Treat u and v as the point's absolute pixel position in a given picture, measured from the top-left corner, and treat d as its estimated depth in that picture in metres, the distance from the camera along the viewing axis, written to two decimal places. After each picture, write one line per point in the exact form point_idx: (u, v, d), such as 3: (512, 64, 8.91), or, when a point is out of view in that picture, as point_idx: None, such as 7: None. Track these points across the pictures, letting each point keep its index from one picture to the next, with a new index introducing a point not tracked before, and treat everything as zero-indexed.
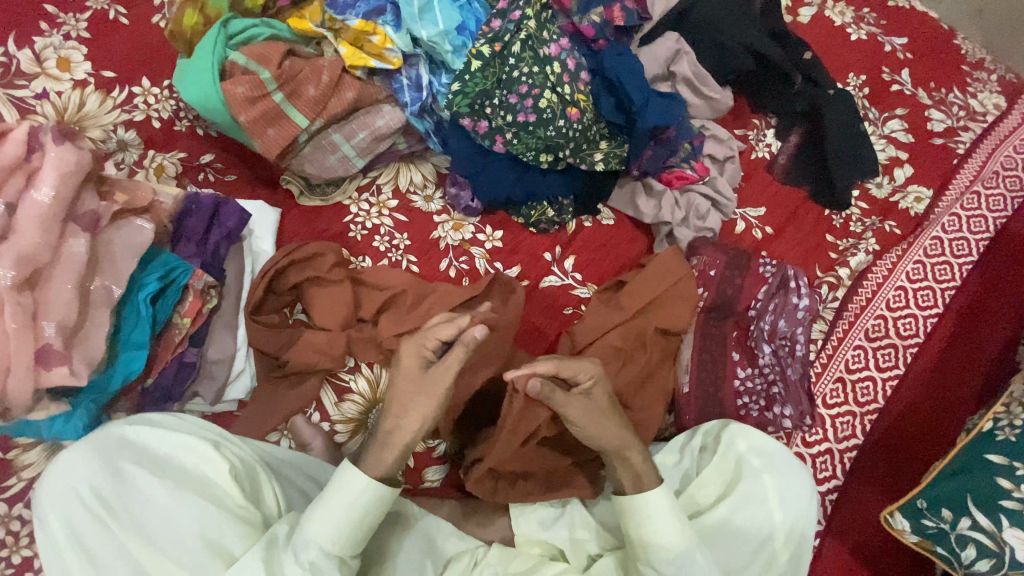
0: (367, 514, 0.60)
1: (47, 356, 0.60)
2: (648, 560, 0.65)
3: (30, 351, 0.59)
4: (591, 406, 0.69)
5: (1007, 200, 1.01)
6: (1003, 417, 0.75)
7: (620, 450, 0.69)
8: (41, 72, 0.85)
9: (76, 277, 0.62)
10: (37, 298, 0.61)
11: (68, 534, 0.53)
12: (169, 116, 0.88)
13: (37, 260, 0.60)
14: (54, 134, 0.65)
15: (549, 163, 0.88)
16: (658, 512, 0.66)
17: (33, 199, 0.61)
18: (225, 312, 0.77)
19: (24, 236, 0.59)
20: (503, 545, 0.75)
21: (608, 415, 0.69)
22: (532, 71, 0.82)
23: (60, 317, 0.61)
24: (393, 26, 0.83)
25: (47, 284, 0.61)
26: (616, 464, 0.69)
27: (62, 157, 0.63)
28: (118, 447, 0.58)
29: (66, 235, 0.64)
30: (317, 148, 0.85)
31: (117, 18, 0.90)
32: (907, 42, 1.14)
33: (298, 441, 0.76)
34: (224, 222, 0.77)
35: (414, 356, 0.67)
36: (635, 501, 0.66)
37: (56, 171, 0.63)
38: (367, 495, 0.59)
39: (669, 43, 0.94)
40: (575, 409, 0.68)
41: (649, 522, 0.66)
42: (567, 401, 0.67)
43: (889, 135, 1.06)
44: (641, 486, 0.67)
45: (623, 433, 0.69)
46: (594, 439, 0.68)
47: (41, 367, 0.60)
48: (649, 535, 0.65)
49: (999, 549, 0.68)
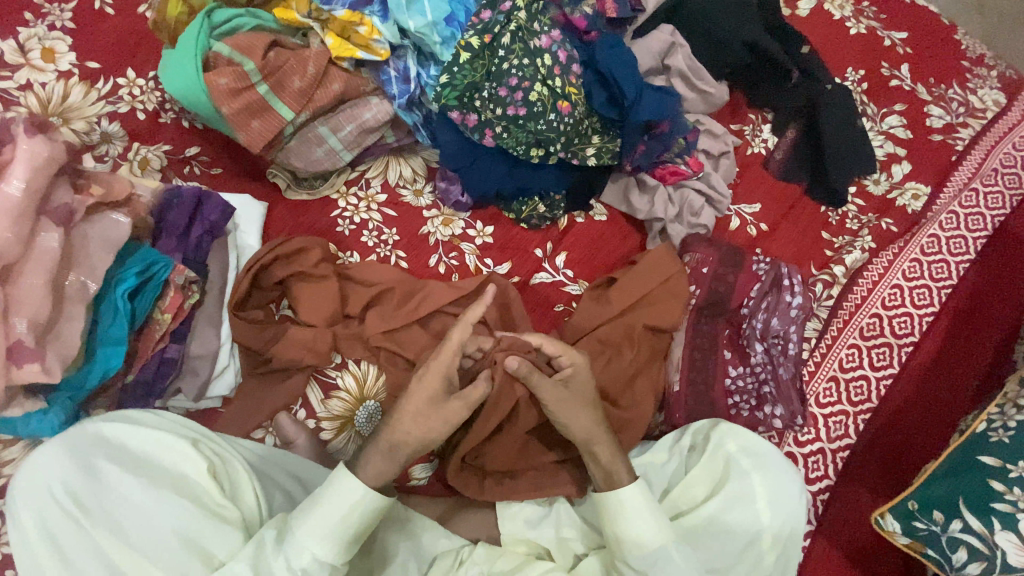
0: (361, 519, 0.60)
1: (19, 352, 0.59)
2: (630, 559, 0.64)
3: (1, 347, 0.58)
4: (567, 395, 0.70)
5: (1005, 197, 0.99)
6: (997, 418, 0.74)
7: (589, 443, 0.69)
8: (24, 63, 0.83)
9: (49, 272, 0.61)
10: (8, 293, 0.59)
11: (41, 532, 0.53)
12: (154, 107, 0.87)
13: (8, 255, 0.59)
14: (28, 125, 0.63)
15: (540, 158, 0.86)
16: (641, 510, 0.65)
17: (3, 192, 0.59)
18: (208, 308, 0.76)
19: None
20: (489, 544, 0.74)
21: (585, 406, 0.70)
22: (522, 63, 0.81)
23: (32, 313, 0.59)
24: (381, 16, 0.82)
25: (19, 280, 0.60)
26: (587, 459, 0.70)
27: (35, 149, 0.62)
28: (93, 444, 0.57)
29: (40, 229, 0.62)
30: (303, 141, 0.83)
31: (102, 9, 0.89)
32: (907, 36, 1.12)
33: (282, 439, 0.74)
34: (206, 217, 0.76)
35: (440, 374, 0.68)
36: (610, 499, 0.66)
37: (29, 163, 0.61)
38: (362, 499, 0.60)
39: (663, 36, 0.92)
40: (547, 389, 0.69)
41: (635, 521, 0.65)
42: (541, 381, 0.69)
43: (888, 130, 1.04)
44: (612, 482, 0.67)
45: (590, 426, 0.69)
46: (567, 428, 0.69)
47: (12, 364, 0.59)
48: (633, 534, 0.65)
49: (991, 552, 0.67)
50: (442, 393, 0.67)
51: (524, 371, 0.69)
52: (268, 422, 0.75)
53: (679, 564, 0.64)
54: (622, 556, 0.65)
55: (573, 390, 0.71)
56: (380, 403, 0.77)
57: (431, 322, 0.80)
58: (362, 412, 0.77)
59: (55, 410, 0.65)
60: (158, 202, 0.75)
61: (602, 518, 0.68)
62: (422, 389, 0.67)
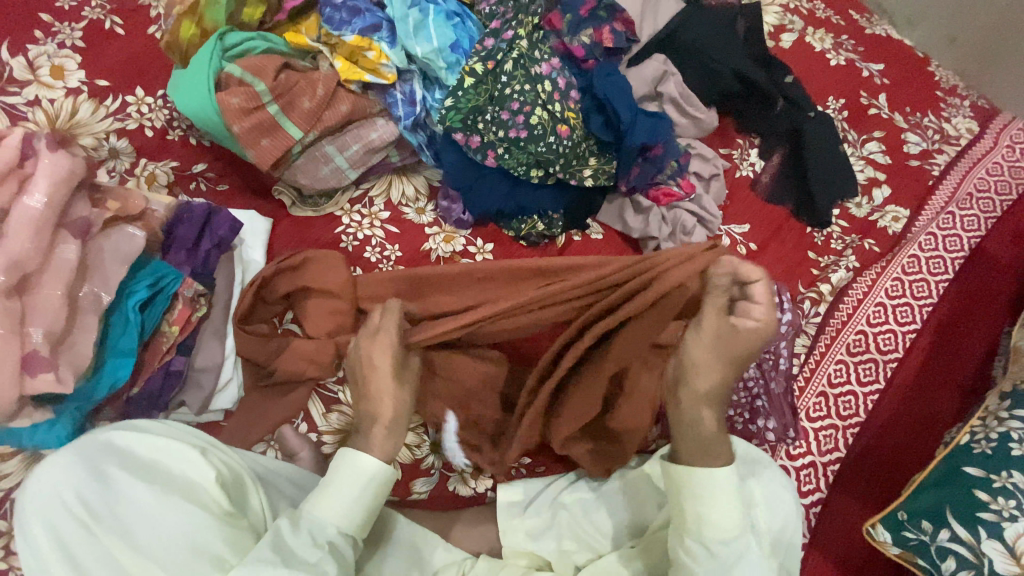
0: (368, 493, 0.62)
1: (33, 361, 0.59)
2: (710, 539, 0.62)
3: (16, 356, 0.58)
4: (723, 344, 0.65)
5: (980, 220, 1.04)
6: (979, 431, 0.79)
7: (697, 402, 0.68)
8: (33, 79, 0.85)
9: (65, 283, 0.62)
10: (26, 302, 0.60)
11: (51, 539, 0.52)
12: (162, 125, 0.89)
13: (28, 265, 0.60)
14: (50, 141, 0.65)
15: (539, 178, 0.90)
16: (720, 497, 0.63)
17: (25, 204, 0.61)
18: (214, 320, 0.77)
19: (16, 241, 0.59)
20: (490, 557, 0.76)
21: (726, 366, 0.66)
22: (523, 89, 0.85)
23: (48, 322, 0.60)
24: (388, 42, 0.86)
25: (36, 290, 0.61)
26: (686, 418, 0.68)
27: (57, 163, 0.63)
28: (104, 453, 0.57)
29: (59, 242, 0.63)
30: (310, 159, 0.86)
31: (112, 28, 0.91)
32: (883, 68, 1.19)
33: (285, 452, 0.75)
34: (215, 231, 0.77)
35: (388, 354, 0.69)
36: (700, 475, 0.64)
37: (50, 176, 0.63)
38: (371, 474, 0.62)
39: (656, 64, 0.97)
40: (716, 311, 0.65)
41: (708, 506, 0.63)
42: (714, 301, 0.65)
43: (868, 156, 1.10)
44: (707, 454, 0.65)
45: (715, 388, 0.67)
46: (692, 374, 0.67)
47: (26, 373, 0.59)
48: (711, 516, 0.63)
49: (978, 560, 0.70)
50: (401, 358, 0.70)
51: (715, 285, 0.64)
52: (271, 435, 0.76)
53: (753, 554, 0.63)
54: (695, 536, 0.63)
55: (736, 337, 0.64)
56: None
57: (492, 283, 0.74)
58: None
59: (63, 422, 0.65)
60: (170, 216, 0.77)
61: (676, 489, 0.66)
62: (384, 359, 0.69)
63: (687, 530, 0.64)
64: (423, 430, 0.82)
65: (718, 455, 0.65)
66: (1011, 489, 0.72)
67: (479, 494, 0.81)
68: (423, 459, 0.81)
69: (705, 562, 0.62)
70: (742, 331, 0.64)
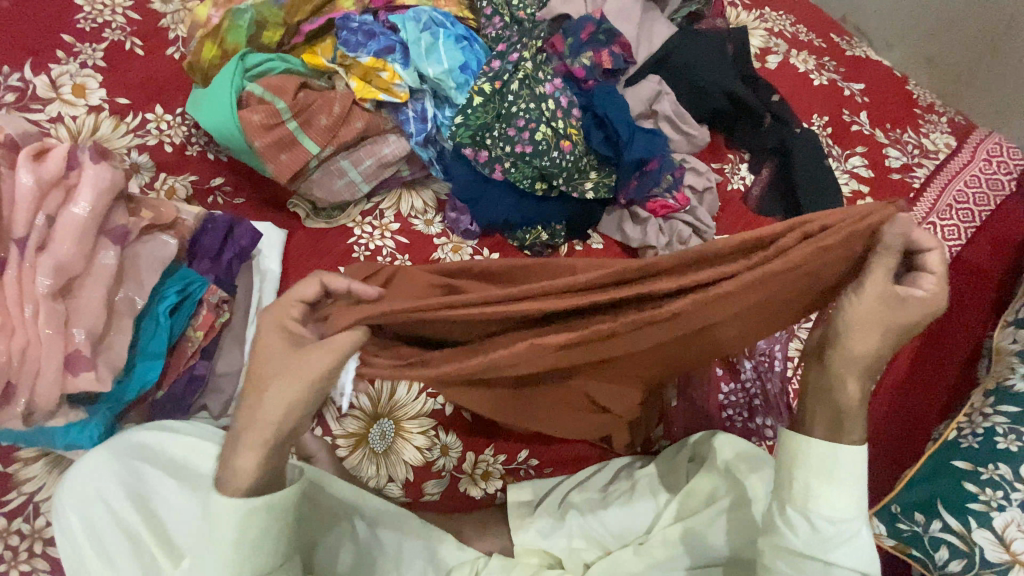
0: (244, 534, 0.55)
1: (76, 361, 0.63)
2: (817, 515, 0.58)
3: (60, 355, 0.63)
4: (886, 313, 0.53)
5: (959, 230, 1.11)
6: (965, 426, 0.83)
7: (845, 370, 0.57)
8: (56, 97, 0.89)
9: (106, 287, 0.67)
10: (70, 305, 0.65)
11: (83, 527, 0.58)
12: (181, 141, 0.92)
13: (72, 270, 0.64)
14: (92, 153, 0.69)
15: (544, 190, 0.95)
16: (843, 473, 0.57)
17: (71, 213, 0.65)
18: (236, 327, 0.80)
19: (62, 247, 0.64)
20: (503, 555, 0.77)
21: (887, 331, 0.54)
22: (528, 107, 0.90)
23: (90, 324, 0.65)
24: (402, 63, 0.90)
25: (78, 294, 0.65)
26: (832, 391, 0.58)
27: (99, 174, 0.68)
28: (133, 452, 0.61)
29: (99, 248, 0.68)
30: (326, 173, 0.90)
31: (133, 49, 0.96)
32: (864, 87, 1.26)
33: (303, 454, 0.79)
34: (237, 241, 0.80)
35: (276, 333, 0.56)
36: (820, 448, 0.58)
37: (94, 187, 0.67)
38: (249, 513, 0.55)
39: (651, 86, 1.03)
40: (883, 271, 0.53)
41: (835, 490, 0.57)
42: (884, 263, 0.53)
43: (852, 170, 1.16)
44: (839, 433, 0.58)
45: (873, 353, 0.55)
46: (849, 337, 0.55)
47: (69, 372, 0.63)
48: (831, 497, 0.57)
49: (969, 549, 0.73)
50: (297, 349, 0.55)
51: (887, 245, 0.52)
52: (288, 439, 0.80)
53: (862, 534, 0.59)
54: (800, 509, 0.59)
55: (902, 309, 0.53)
56: (394, 419, 0.82)
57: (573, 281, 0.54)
58: (377, 430, 0.82)
59: (95, 420, 0.68)
60: (198, 226, 0.80)
61: (789, 463, 0.60)
62: (273, 342, 0.56)
63: (791, 498, 0.60)
64: (435, 433, 0.83)
65: (852, 430, 0.58)
66: (998, 480, 0.76)
67: (489, 495, 0.84)
68: (434, 461, 0.82)
69: (804, 535, 0.59)
70: (910, 301, 0.53)
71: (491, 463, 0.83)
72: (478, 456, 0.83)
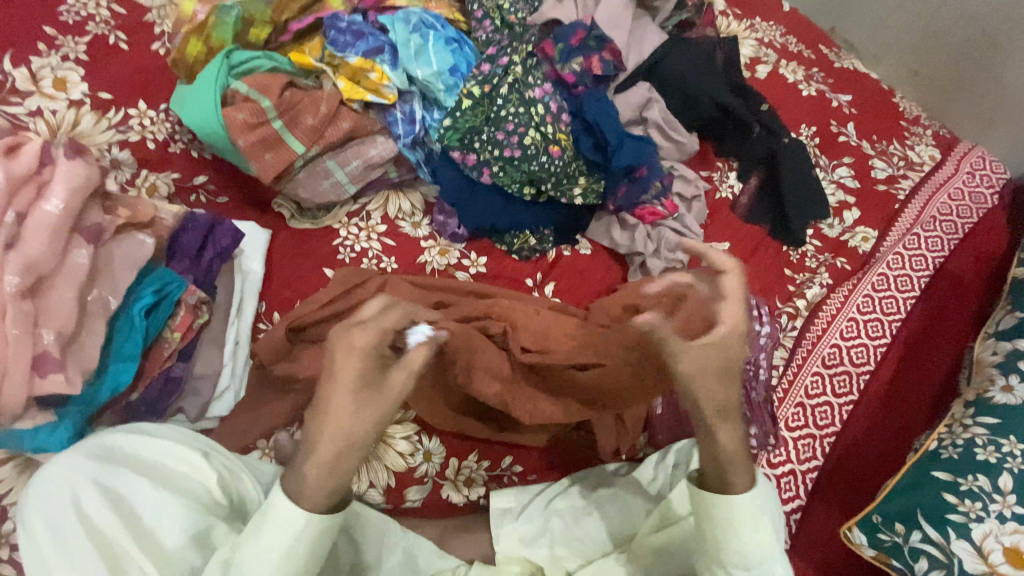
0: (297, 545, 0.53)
1: (44, 362, 0.62)
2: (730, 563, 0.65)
3: (28, 356, 0.61)
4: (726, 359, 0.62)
5: (943, 242, 1.12)
6: (946, 437, 0.84)
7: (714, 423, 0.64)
8: (35, 90, 0.87)
9: (78, 285, 0.65)
10: (38, 304, 0.63)
11: (56, 545, 0.53)
12: (164, 137, 0.91)
13: (42, 268, 0.63)
14: (67, 149, 0.68)
15: (532, 195, 0.95)
16: (743, 519, 0.64)
17: (43, 210, 0.64)
18: (214, 329, 0.79)
19: (33, 244, 0.62)
20: (484, 564, 0.77)
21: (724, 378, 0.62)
22: (518, 112, 0.90)
23: (59, 325, 0.63)
24: (391, 64, 0.90)
25: (48, 293, 0.64)
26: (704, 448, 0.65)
27: (74, 171, 0.66)
28: (110, 455, 0.59)
29: (72, 246, 0.66)
30: (312, 173, 0.89)
31: (117, 44, 0.94)
32: (851, 99, 1.28)
33: (279, 458, 0.76)
34: (218, 240, 0.79)
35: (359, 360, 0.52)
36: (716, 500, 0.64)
37: (68, 184, 0.65)
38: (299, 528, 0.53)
39: (641, 92, 1.03)
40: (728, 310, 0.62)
41: (736, 533, 0.64)
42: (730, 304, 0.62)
43: (838, 180, 1.17)
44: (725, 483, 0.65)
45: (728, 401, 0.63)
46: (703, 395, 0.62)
47: (36, 373, 0.62)
48: (739, 542, 0.64)
49: (948, 560, 0.74)
50: (381, 373, 0.53)
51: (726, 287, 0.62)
52: (267, 441, 0.78)
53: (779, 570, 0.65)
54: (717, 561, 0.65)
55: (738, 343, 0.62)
56: None
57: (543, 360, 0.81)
58: None
59: (65, 424, 0.67)
60: (177, 225, 0.79)
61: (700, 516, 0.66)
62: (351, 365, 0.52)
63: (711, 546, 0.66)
64: (419, 438, 0.82)
65: (739, 476, 0.64)
66: (977, 491, 0.77)
67: (472, 501, 0.82)
68: (417, 467, 0.81)
69: None
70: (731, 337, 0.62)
71: (474, 469, 0.82)
72: (461, 463, 0.82)
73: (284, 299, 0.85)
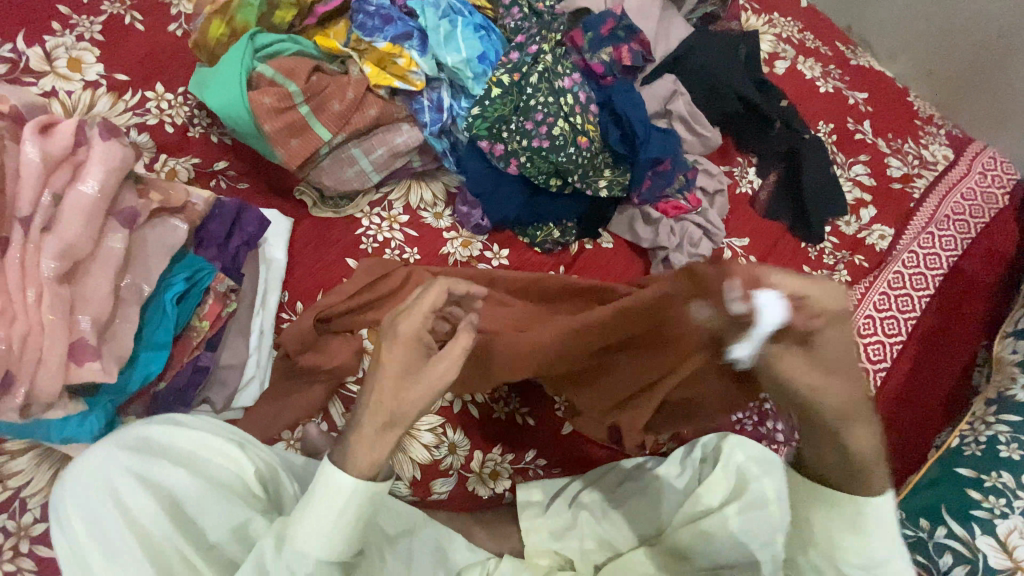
0: (346, 515, 0.51)
1: (81, 349, 0.60)
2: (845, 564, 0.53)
3: (65, 343, 0.59)
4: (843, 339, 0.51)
5: (957, 241, 1.12)
6: (968, 435, 0.85)
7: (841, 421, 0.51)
8: (50, 71, 0.84)
9: (115, 271, 0.64)
10: (74, 291, 0.61)
11: (98, 544, 0.52)
12: (182, 122, 0.88)
13: (78, 253, 0.61)
14: (101, 129, 0.66)
15: (558, 187, 0.93)
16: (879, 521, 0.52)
17: (79, 192, 0.62)
18: (240, 317, 0.79)
19: (69, 228, 0.60)
20: (513, 557, 0.75)
21: (847, 372, 0.51)
22: (547, 101, 0.88)
23: (96, 311, 0.62)
24: (419, 50, 0.88)
25: (84, 278, 0.62)
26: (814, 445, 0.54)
27: (110, 152, 0.64)
28: (141, 444, 0.57)
29: (107, 230, 0.65)
30: (336, 161, 0.87)
31: (132, 24, 0.91)
32: (868, 96, 1.28)
33: (308, 450, 0.74)
34: (244, 228, 0.79)
35: (408, 344, 0.54)
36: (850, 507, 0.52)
37: (103, 166, 0.63)
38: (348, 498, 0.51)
39: (667, 84, 1.02)
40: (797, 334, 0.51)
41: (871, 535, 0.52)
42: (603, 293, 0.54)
43: (855, 178, 1.17)
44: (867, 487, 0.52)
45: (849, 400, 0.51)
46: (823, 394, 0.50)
47: (73, 362, 0.60)
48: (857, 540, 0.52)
49: (973, 555, 0.73)
50: (421, 361, 0.54)
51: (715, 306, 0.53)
52: (293, 433, 0.77)
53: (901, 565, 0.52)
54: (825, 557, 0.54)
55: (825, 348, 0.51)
56: None
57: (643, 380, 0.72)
58: None
59: (96, 414, 0.65)
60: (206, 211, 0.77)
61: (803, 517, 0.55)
62: (397, 352, 0.53)
63: (816, 547, 0.55)
64: (443, 430, 0.83)
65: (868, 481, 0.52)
66: (1001, 488, 0.77)
67: (497, 495, 0.83)
68: (442, 459, 0.82)
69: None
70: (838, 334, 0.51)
71: (499, 462, 0.84)
72: (486, 455, 0.83)
73: (307, 289, 0.84)
